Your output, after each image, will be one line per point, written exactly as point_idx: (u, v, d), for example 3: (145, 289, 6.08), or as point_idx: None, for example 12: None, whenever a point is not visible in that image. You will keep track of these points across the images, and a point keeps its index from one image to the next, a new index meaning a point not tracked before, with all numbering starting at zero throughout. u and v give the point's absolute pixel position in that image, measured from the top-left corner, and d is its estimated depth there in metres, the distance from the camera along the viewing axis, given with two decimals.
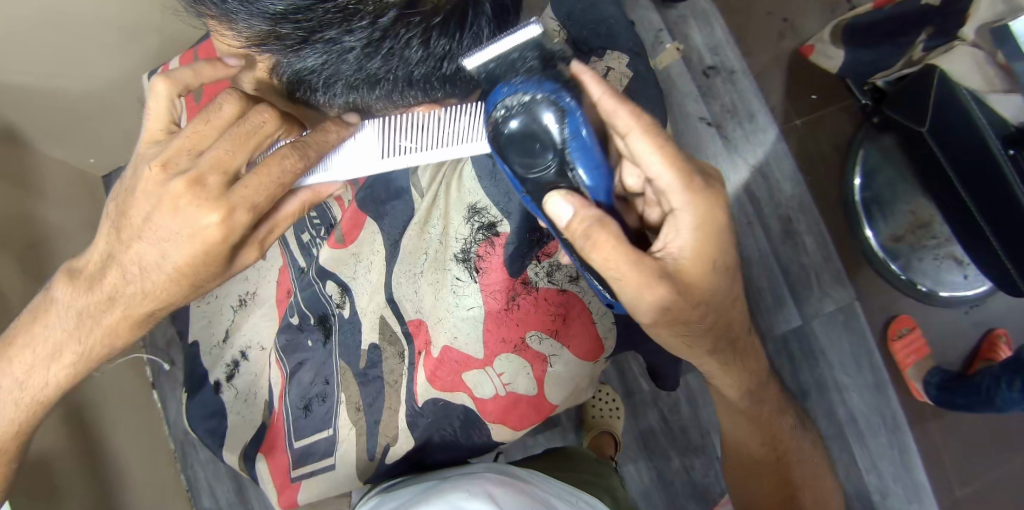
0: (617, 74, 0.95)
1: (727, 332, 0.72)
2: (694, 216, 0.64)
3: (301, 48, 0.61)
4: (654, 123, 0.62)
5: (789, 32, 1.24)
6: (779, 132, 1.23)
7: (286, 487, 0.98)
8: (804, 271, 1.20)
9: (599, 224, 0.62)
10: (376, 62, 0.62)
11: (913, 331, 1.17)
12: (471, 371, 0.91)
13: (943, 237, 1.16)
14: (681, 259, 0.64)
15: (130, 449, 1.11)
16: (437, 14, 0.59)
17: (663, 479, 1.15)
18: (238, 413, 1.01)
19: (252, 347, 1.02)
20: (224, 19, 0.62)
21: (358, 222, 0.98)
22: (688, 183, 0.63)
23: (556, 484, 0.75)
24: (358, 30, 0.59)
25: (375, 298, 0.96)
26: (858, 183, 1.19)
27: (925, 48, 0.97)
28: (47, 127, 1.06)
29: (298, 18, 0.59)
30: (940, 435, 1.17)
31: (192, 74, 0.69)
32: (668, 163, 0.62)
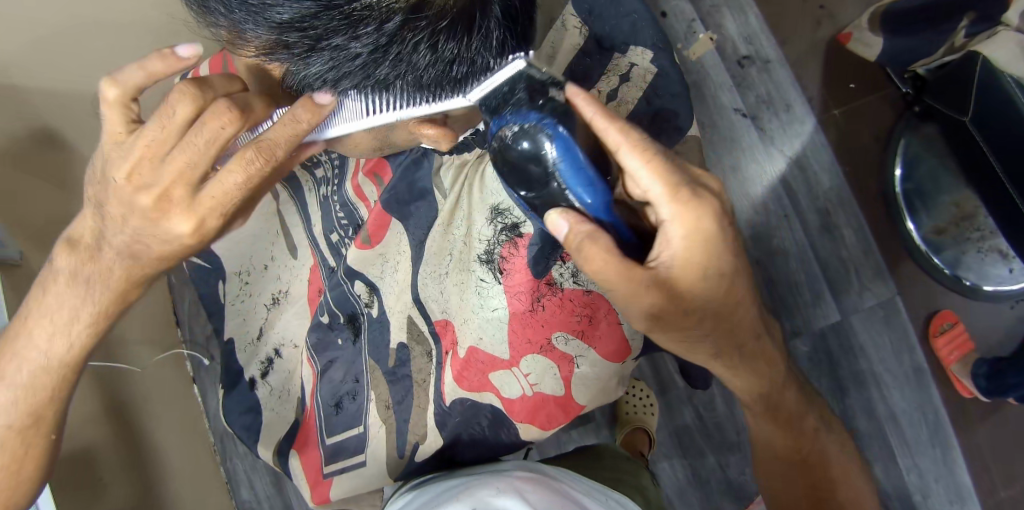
0: (640, 71, 0.93)
1: (731, 335, 0.70)
2: (683, 223, 0.64)
3: (307, 57, 0.57)
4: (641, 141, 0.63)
5: (826, 19, 1.21)
6: (817, 123, 1.20)
7: (318, 483, 1.00)
8: (842, 265, 1.17)
9: (592, 238, 0.63)
10: (384, 69, 0.58)
11: (955, 326, 1.13)
12: (498, 371, 0.92)
13: (987, 230, 1.13)
14: (673, 269, 0.65)
15: (170, 443, 1.14)
16: (445, 15, 0.55)
17: (698, 477, 1.13)
18: (272, 410, 1.03)
19: (285, 345, 1.04)
20: (232, 29, 0.58)
21: (382, 223, 0.98)
22: (675, 191, 0.64)
23: (587, 483, 0.75)
24: (365, 36, 0.55)
25: (402, 298, 0.97)
26: (898, 173, 1.15)
27: (966, 35, 0.97)
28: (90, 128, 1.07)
29: (304, 27, 0.54)
30: (986, 434, 1.13)
31: (143, 74, 0.65)
32: (654, 174, 0.63)
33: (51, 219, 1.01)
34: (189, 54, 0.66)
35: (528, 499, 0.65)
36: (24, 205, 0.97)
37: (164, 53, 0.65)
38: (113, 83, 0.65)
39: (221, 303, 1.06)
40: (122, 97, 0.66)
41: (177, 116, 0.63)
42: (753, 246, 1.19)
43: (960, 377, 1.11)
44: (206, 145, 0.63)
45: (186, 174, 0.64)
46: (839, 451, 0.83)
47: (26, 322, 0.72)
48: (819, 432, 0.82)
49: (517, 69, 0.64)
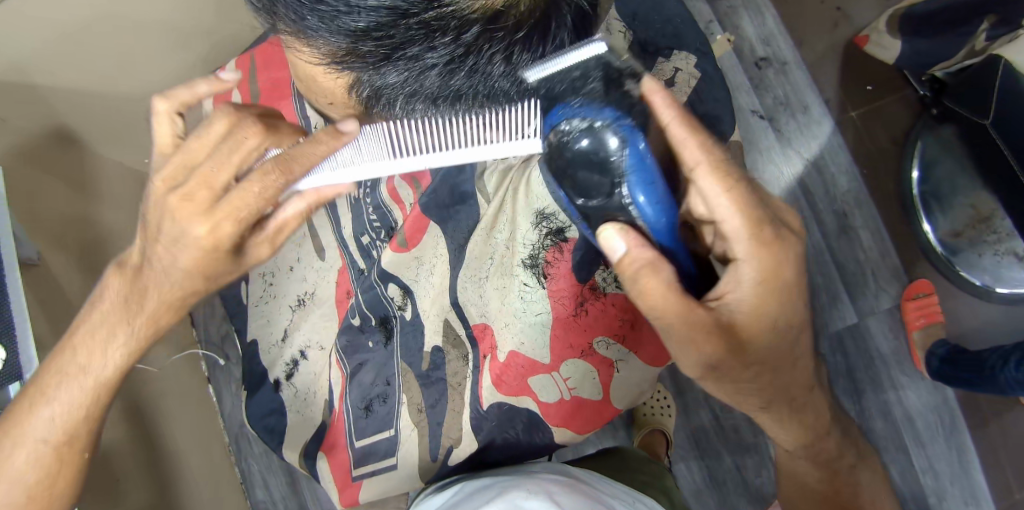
0: (684, 76, 0.93)
1: (783, 385, 0.68)
2: (756, 267, 0.63)
3: (382, 66, 0.56)
4: (724, 167, 0.62)
5: (843, 21, 1.21)
6: (834, 124, 1.20)
7: (347, 486, 1.01)
8: (859, 268, 1.17)
9: (651, 268, 0.61)
10: (459, 79, 0.58)
11: (930, 296, 1.13)
12: (537, 376, 0.92)
13: (1004, 232, 1.10)
14: (738, 313, 0.64)
15: (186, 445, 1.13)
16: (521, 27, 0.56)
17: (715, 479, 1.14)
18: (298, 412, 1.03)
19: (311, 347, 1.03)
20: (301, 35, 0.56)
21: (420, 226, 0.97)
22: (756, 234, 0.63)
23: (614, 486, 0.75)
24: (442, 46, 0.55)
25: (438, 301, 0.97)
26: (915, 176, 1.15)
27: (988, 37, 0.97)
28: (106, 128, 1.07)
29: (380, 36, 0.53)
30: (1001, 437, 1.13)
31: (189, 91, 0.68)
32: (736, 209, 0.62)
33: (68, 219, 1.01)
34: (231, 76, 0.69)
35: (559, 500, 0.65)
36: (39, 203, 0.96)
37: (210, 76, 0.69)
38: (162, 100, 0.68)
39: (245, 304, 1.08)
40: (172, 111, 0.68)
41: (213, 133, 0.63)
42: None
43: (918, 348, 1.12)
44: (233, 162, 0.62)
45: (208, 182, 0.62)
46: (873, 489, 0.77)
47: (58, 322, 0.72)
48: (855, 469, 0.77)
49: (597, 53, 0.59)
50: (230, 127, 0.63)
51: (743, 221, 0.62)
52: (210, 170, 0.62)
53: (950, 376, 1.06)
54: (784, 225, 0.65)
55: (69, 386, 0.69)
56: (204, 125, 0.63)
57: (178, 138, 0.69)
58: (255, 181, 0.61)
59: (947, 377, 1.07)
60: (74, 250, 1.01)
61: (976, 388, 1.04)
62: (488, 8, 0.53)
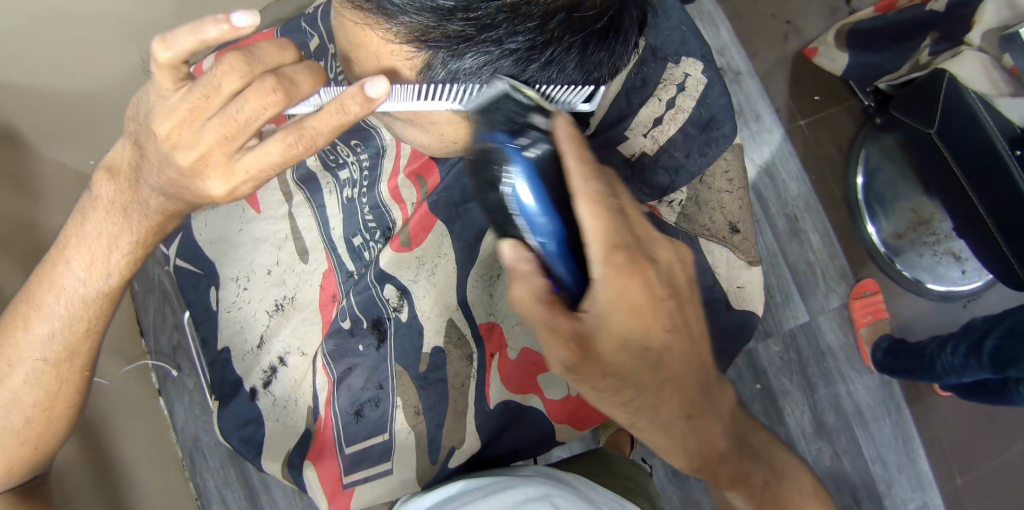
0: (693, 81, 0.95)
1: (653, 400, 0.67)
2: (613, 286, 0.62)
3: (460, 49, 0.59)
4: (601, 195, 0.61)
5: (792, 34, 1.27)
6: (785, 133, 1.26)
7: (337, 494, 0.97)
8: (810, 268, 1.23)
9: (524, 279, 0.62)
10: (535, 66, 0.62)
11: (874, 295, 1.20)
12: (545, 373, 0.95)
13: (943, 234, 1.19)
14: (598, 332, 0.63)
15: (140, 459, 1.08)
16: (600, 19, 0.61)
17: (678, 475, 1.17)
18: (278, 420, 0.99)
19: (290, 353, 1.01)
20: (380, 12, 0.57)
21: (426, 224, 0.98)
22: (609, 250, 0.62)
23: (602, 492, 0.76)
24: (524, 32, 0.59)
25: (439, 302, 0.98)
26: (860, 182, 1.22)
27: (930, 53, 1.02)
28: (52, 127, 1.02)
29: (469, 16, 0.56)
30: (940, 426, 1.21)
31: (190, 33, 0.59)
32: (597, 228, 0.61)
33: (16, 221, 0.97)
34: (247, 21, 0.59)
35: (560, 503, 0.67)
36: None
37: (220, 19, 0.59)
38: (164, 45, 0.60)
39: (214, 310, 1.01)
40: (172, 62, 0.60)
41: (222, 89, 0.60)
42: None
43: (864, 342, 1.20)
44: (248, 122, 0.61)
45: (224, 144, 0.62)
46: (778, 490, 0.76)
47: None
48: (769, 484, 0.75)
49: (499, 88, 0.63)
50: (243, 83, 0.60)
51: (596, 253, 0.62)
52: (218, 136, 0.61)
53: (891, 366, 1.13)
54: (652, 257, 0.64)
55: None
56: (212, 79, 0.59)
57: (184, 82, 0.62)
58: (275, 144, 0.62)
59: (890, 368, 1.14)
60: (21, 256, 0.96)
61: (917, 378, 1.10)
62: None
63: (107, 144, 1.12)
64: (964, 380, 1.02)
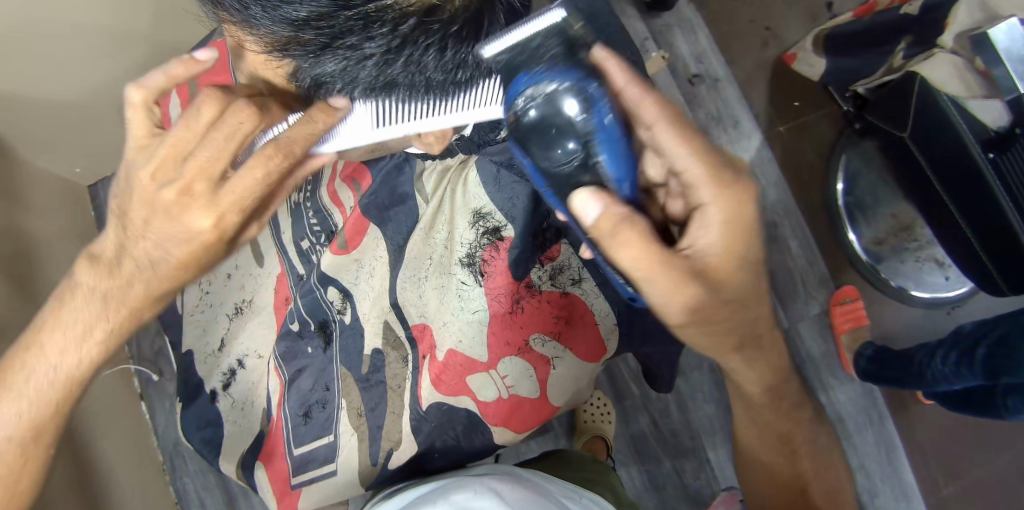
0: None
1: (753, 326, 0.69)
2: (721, 210, 0.64)
3: (321, 55, 0.57)
4: (679, 117, 0.64)
5: (771, 41, 1.27)
6: (763, 139, 1.26)
7: (286, 493, 0.99)
8: (789, 275, 1.23)
9: (629, 220, 0.62)
10: (395, 71, 0.58)
11: (855, 301, 1.19)
12: (475, 374, 0.94)
13: (925, 240, 1.17)
14: (710, 255, 0.65)
15: (119, 464, 1.09)
16: (456, 20, 0.56)
17: (655, 483, 1.16)
18: (235, 422, 1.02)
19: (249, 356, 1.03)
20: (244, 23, 0.57)
21: (360, 228, 0.99)
22: (716, 178, 0.64)
23: (561, 484, 0.80)
24: (379, 37, 0.54)
25: (378, 303, 0.98)
26: (840, 187, 1.21)
27: (904, 57, 1.00)
28: (36, 135, 1.04)
29: (320, 25, 0.54)
30: (926, 436, 1.19)
31: (162, 76, 0.66)
32: (698, 158, 0.63)
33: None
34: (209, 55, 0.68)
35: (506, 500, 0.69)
36: None
37: (186, 56, 0.67)
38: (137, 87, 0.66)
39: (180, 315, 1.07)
40: (148, 100, 0.66)
41: (202, 119, 0.63)
42: None
43: (846, 350, 1.18)
44: (227, 143, 0.63)
45: (206, 171, 0.63)
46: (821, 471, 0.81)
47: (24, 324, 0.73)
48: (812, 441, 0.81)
49: (551, 21, 0.63)
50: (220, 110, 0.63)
51: (704, 170, 0.64)
52: (208, 161, 0.63)
53: (875, 375, 1.10)
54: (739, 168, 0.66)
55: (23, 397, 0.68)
56: (192, 114, 0.63)
57: (155, 126, 0.67)
58: (256, 162, 0.64)
59: (874, 376, 1.11)
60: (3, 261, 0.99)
61: (905, 386, 1.06)
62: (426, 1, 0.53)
63: (94, 152, 1.15)
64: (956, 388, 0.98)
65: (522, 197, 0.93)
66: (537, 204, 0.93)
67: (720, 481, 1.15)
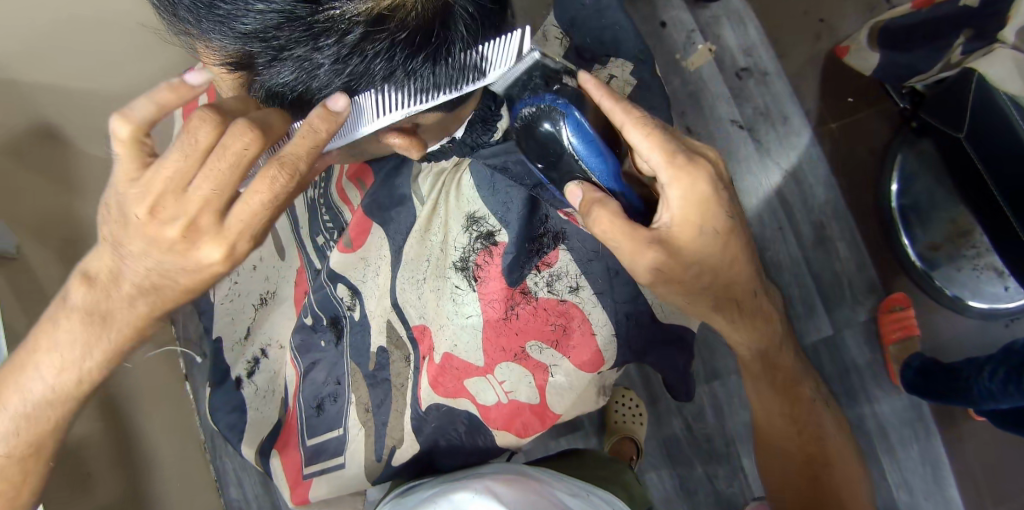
0: (621, 82, 0.97)
1: (730, 288, 0.73)
2: (680, 187, 0.68)
3: (272, 65, 0.60)
4: (642, 117, 0.67)
5: (825, 33, 1.21)
6: (813, 136, 1.20)
7: (298, 484, 1.02)
8: (836, 279, 1.17)
9: (599, 202, 0.69)
10: (346, 76, 0.61)
11: (906, 309, 1.12)
12: (472, 378, 0.94)
13: (983, 247, 1.10)
14: (672, 231, 0.69)
15: (161, 443, 1.14)
16: (405, 28, 0.58)
17: (686, 488, 1.14)
18: (257, 409, 1.05)
19: (270, 345, 1.06)
20: (199, 37, 0.61)
21: (364, 227, 1.01)
22: (673, 159, 0.67)
23: (571, 482, 0.79)
24: (327, 48, 0.58)
25: (382, 302, 0.99)
26: (895, 189, 1.14)
27: (963, 52, 0.96)
28: (88, 126, 1.09)
29: (267, 38, 0.57)
30: (979, 454, 1.11)
31: (149, 104, 0.63)
32: (654, 143, 0.67)
33: (49, 216, 1.04)
34: (201, 80, 0.65)
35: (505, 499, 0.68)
36: (22, 199, 1.00)
37: (175, 83, 0.64)
38: (123, 119, 0.63)
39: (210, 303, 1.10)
40: (136, 135, 0.63)
41: (200, 143, 0.62)
42: None
43: (893, 361, 1.12)
44: (232, 169, 0.62)
45: (212, 202, 0.63)
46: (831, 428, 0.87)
47: None
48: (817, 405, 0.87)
49: (533, 59, 0.71)
50: (217, 132, 0.62)
51: (659, 149, 0.67)
52: (209, 191, 0.62)
53: (922, 388, 1.05)
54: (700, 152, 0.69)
55: (53, 383, 0.72)
56: (188, 137, 0.61)
57: (148, 161, 0.64)
58: (260, 186, 0.63)
59: (921, 390, 1.06)
60: (56, 246, 1.05)
61: (952, 402, 1.01)
62: (371, 11, 0.56)
63: None
64: (1002, 407, 0.93)
65: (518, 201, 0.93)
66: (533, 210, 0.93)
67: (752, 491, 1.11)
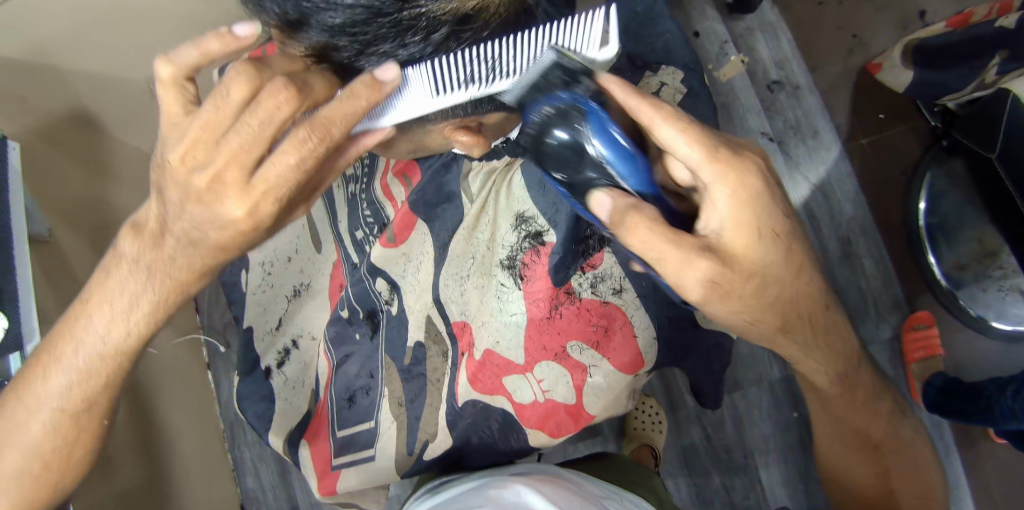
0: (671, 91, 0.98)
1: (794, 304, 0.71)
2: (731, 187, 0.64)
3: (357, 59, 0.63)
4: (675, 111, 0.63)
5: (857, 48, 1.21)
6: (843, 151, 1.20)
7: (326, 474, 1.02)
8: (860, 295, 1.17)
9: (635, 209, 0.63)
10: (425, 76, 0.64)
11: (930, 328, 1.11)
12: (511, 375, 0.95)
13: (1010, 267, 1.07)
14: (725, 237, 0.65)
15: (183, 432, 1.15)
16: (487, 28, 0.62)
17: (702, 497, 1.14)
18: (286, 399, 1.06)
19: (302, 336, 1.08)
20: (282, 30, 0.62)
21: (408, 222, 1.01)
22: (717, 157, 0.64)
23: (605, 487, 0.79)
24: (412, 45, 0.61)
25: (422, 298, 1.00)
26: (923, 207, 1.13)
27: (998, 73, 0.96)
28: (125, 114, 1.11)
29: (354, 33, 0.59)
30: (999, 477, 1.10)
31: (194, 50, 0.60)
32: (693, 140, 0.63)
33: (82, 199, 1.05)
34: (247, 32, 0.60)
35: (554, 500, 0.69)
36: (52, 183, 1.00)
37: (221, 31, 0.59)
38: (166, 61, 0.61)
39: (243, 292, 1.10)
40: (176, 78, 0.61)
41: (232, 98, 0.58)
42: None
43: (915, 378, 1.12)
44: (260, 130, 0.58)
45: (239, 157, 0.59)
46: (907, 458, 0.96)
47: None
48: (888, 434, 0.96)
49: (548, 60, 0.64)
50: (252, 88, 0.58)
51: (701, 147, 0.63)
52: (237, 146, 0.59)
53: (942, 407, 1.05)
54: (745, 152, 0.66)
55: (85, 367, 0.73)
56: (221, 91, 0.58)
57: (190, 103, 0.61)
58: (289, 148, 0.59)
59: (941, 409, 1.05)
60: (87, 230, 1.06)
61: (972, 422, 1.00)
62: (458, 12, 0.59)
63: None
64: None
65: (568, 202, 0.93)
66: None
67: (769, 504, 1.11)
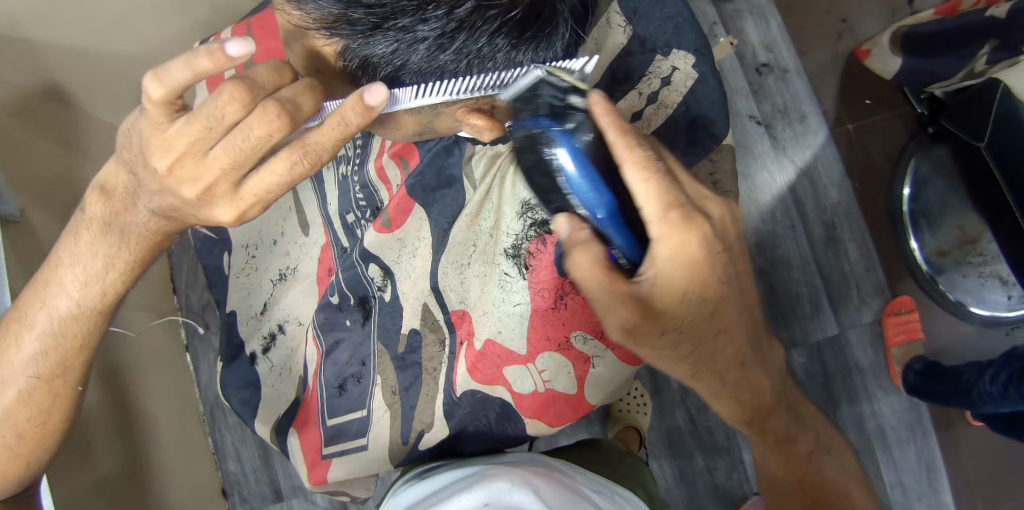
0: (682, 76, 0.95)
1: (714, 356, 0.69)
2: (671, 244, 0.63)
3: (371, 35, 0.62)
4: (649, 161, 0.62)
5: (846, 33, 1.21)
6: (830, 135, 1.20)
7: (316, 464, 1.01)
8: (844, 280, 1.18)
9: (585, 247, 0.64)
10: (446, 55, 0.63)
11: (911, 313, 1.13)
12: (512, 365, 0.93)
13: (990, 255, 1.11)
14: (655, 286, 0.64)
15: (161, 417, 1.12)
16: (514, 8, 0.61)
17: (685, 477, 1.15)
18: (272, 386, 1.05)
19: (289, 322, 1.06)
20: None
21: (404, 207, 0.99)
22: (669, 214, 0.63)
23: (591, 478, 0.79)
24: (433, 19, 0.60)
25: (419, 284, 0.99)
26: (907, 193, 1.15)
27: (987, 61, 0.96)
28: (95, 87, 1.06)
29: (372, 3, 0.59)
30: (972, 456, 1.13)
31: (188, 71, 0.58)
32: (649, 190, 0.62)
33: (54, 177, 1.01)
34: (241, 50, 0.57)
35: (540, 491, 0.69)
36: (25, 160, 0.96)
37: (214, 50, 0.57)
38: (157, 81, 0.58)
39: (226, 274, 1.10)
40: (168, 97, 0.59)
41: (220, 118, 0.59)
42: (757, 253, 1.19)
43: (895, 363, 1.13)
44: (253, 152, 0.61)
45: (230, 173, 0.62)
46: (831, 473, 0.78)
47: (56, 280, 0.73)
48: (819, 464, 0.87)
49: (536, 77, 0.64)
50: (245, 111, 0.60)
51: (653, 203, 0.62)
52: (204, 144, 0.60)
53: (924, 389, 1.06)
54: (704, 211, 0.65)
55: None
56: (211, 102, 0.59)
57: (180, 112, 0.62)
58: (280, 166, 0.62)
59: (921, 392, 1.07)
60: (60, 210, 1.02)
61: (950, 404, 1.03)
62: None
63: None
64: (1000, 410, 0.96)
65: None
66: None
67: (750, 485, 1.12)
